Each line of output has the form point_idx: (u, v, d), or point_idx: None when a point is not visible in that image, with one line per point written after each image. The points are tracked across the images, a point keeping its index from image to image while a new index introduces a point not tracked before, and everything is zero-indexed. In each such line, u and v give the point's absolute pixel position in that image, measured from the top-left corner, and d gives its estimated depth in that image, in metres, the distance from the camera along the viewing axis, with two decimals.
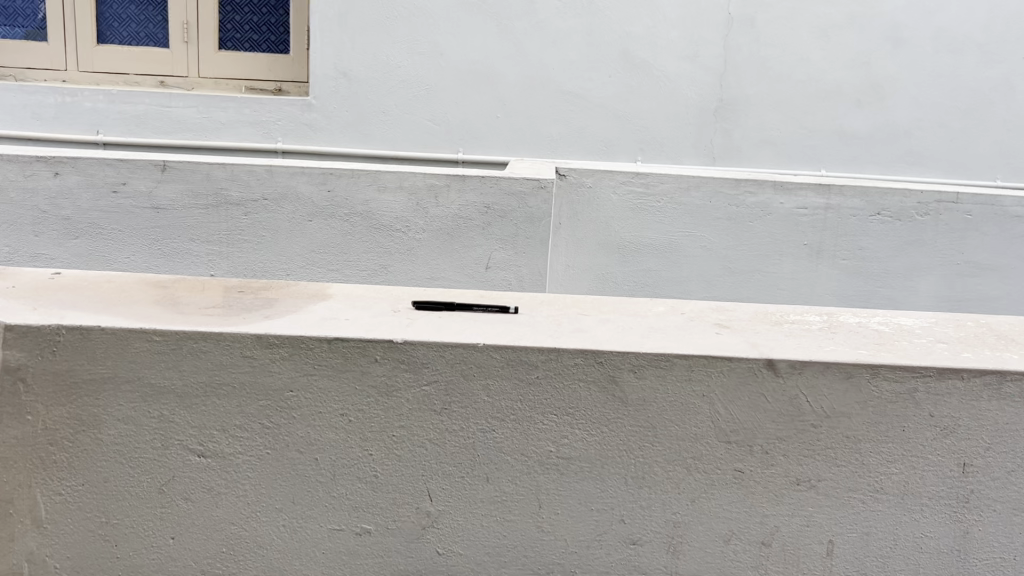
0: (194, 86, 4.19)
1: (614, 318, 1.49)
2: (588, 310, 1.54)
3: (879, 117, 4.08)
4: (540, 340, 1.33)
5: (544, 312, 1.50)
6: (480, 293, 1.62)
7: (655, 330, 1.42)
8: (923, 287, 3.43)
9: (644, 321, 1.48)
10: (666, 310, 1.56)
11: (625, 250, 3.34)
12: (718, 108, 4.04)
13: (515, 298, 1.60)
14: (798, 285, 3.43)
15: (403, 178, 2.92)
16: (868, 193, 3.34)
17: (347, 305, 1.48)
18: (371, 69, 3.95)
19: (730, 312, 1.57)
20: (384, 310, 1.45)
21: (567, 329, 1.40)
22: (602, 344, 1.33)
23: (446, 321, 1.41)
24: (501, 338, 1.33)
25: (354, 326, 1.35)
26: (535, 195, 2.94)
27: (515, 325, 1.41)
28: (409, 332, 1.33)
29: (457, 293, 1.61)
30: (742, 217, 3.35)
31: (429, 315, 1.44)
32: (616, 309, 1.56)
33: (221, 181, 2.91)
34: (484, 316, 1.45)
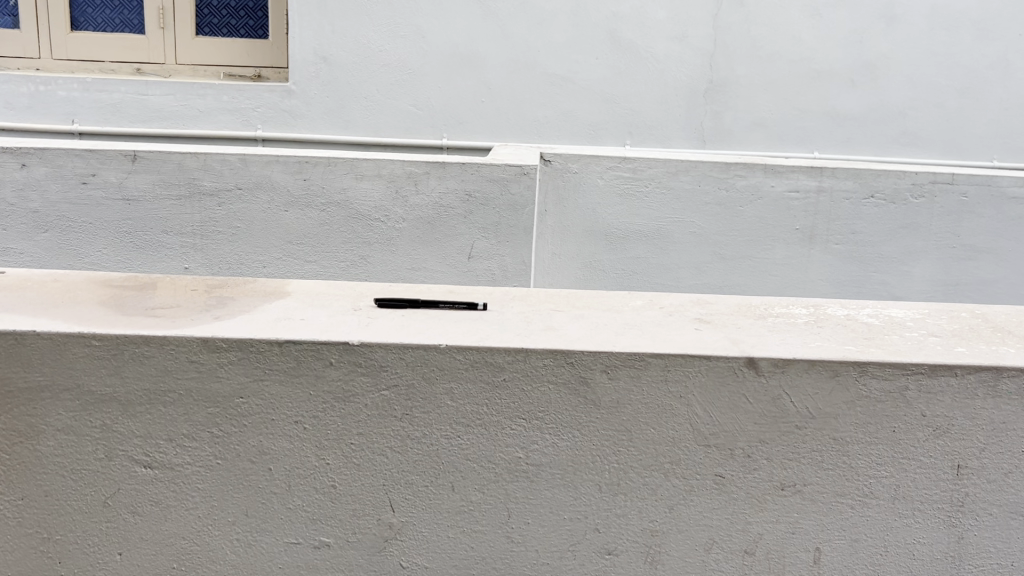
0: (172, 73, 4.09)
1: (590, 313, 1.41)
2: (564, 305, 1.46)
3: (873, 98, 3.99)
4: (509, 339, 1.25)
5: (517, 308, 1.43)
6: (451, 289, 1.54)
7: (633, 327, 1.34)
8: (918, 271, 3.35)
9: (623, 317, 1.40)
10: (644, 303, 1.49)
11: (612, 237, 3.28)
12: (708, 89, 3.94)
13: (487, 294, 1.53)
14: (791, 271, 3.35)
15: (380, 166, 2.83)
16: (861, 175, 3.26)
17: (304, 303, 1.40)
18: (352, 53, 3.85)
19: (712, 305, 1.50)
20: (344, 310, 1.37)
21: (539, 327, 1.32)
22: (574, 343, 1.25)
23: (409, 320, 1.33)
24: (468, 338, 1.25)
25: (310, 327, 1.27)
26: (517, 181, 2.85)
27: (483, 323, 1.33)
28: (368, 333, 1.25)
29: (426, 288, 1.53)
30: (731, 202, 3.27)
31: (393, 315, 1.36)
32: (594, 303, 1.48)
33: (193, 170, 2.82)
34: (450, 315, 1.37)
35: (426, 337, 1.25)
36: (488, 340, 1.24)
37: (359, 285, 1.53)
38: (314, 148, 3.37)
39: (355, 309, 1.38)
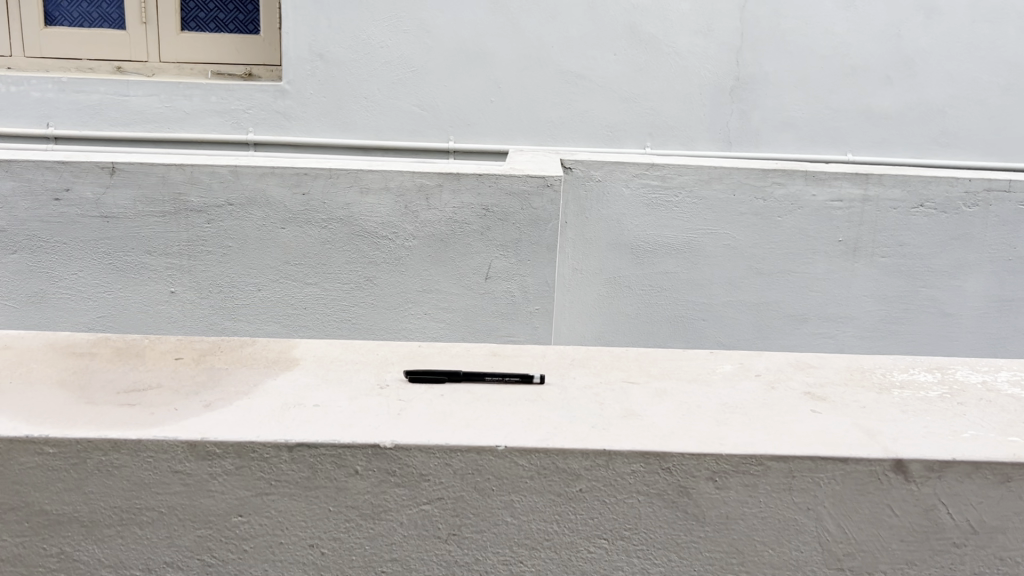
0: (156, 72, 3.77)
1: (674, 387, 1.13)
2: (638, 373, 1.18)
3: (910, 96, 3.71)
4: (584, 435, 0.97)
5: (582, 380, 1.15)
6: (496, 351, 1.26)
7: (729, 409, 1.07)
8: (970, 286, 3.09)
9: (715, 392, 1.12)
10: (733, 369, 1.21)
11: (638, 251, 3.02)
12: (734, 87, 3.66)
13: (540, 360, 1.24)
14: (832, 287, 3.09)
15: (388, 178, 2.55)
16: (910, 182, 2.98)
17: (319, 379, 1.12)
18: (350, 49, 3.55)
19: (817, 372, 1.23)
20: (367, 390, 1.09)
21: (617, 411, 1.04)
22: (668, 439, 0.97)
23: (451, 405, 1.05)
24: (531, 435, 0.97)
25: (327, 421, 0.99)
26: (540, 194, 2.57)
27: (546, 408, 1.05)
28: (401, 430, 0.97)
29: (465, 353, 1.25)
30: (769, 212, 3.01)
31: (428, 396, 1.08)
32: (673, 370, 1.20)
33: (178, 184, 2.53)
34: (500, 395, 1.09)
35: (477, 434, 0.97)
36: (558, 437, 0.97)
37: (382, 349, 1.26)
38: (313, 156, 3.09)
39: (380, 387, 1.11)
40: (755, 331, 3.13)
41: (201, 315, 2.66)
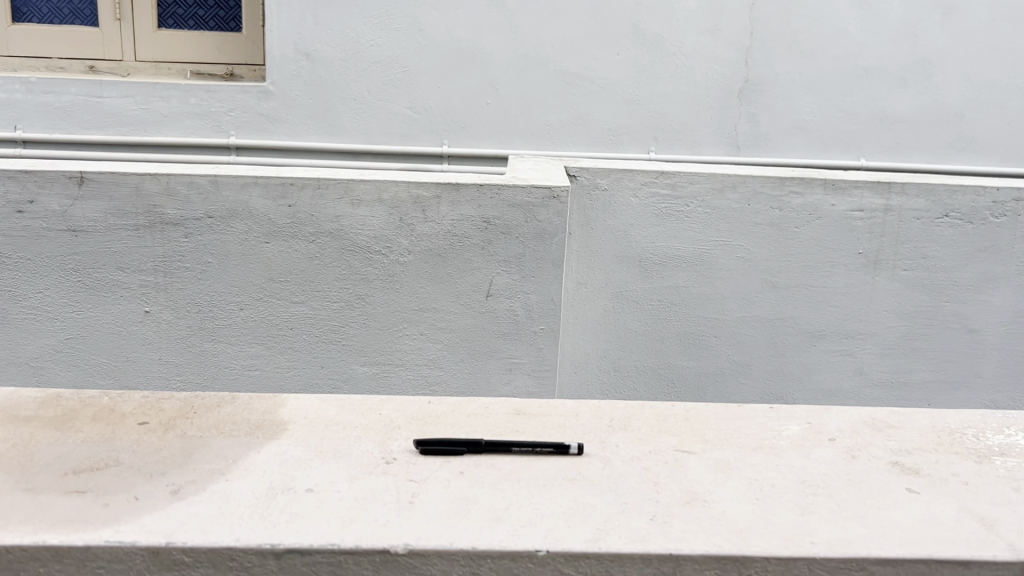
0: (131, 72, 3.56)
1: (732, 460, 1.16)
2: (689, 444, 1.21)
3: (926, 97, 3.53)
4: (644, 532, 0.98)
5: (629, 454, 1.18)
6: (518, 412, 1.30)
7: (809, 490, 1.08)
8: (996, 300, 2.94)
9: (773, 467, 1.15)
10: (801, 432, 1.25)
11: (647, 263, 2.86)
12: (743, 89, 3.48)
13: (565, 426, 1.26)
14: (852, 301, 2.93)
15: (382, 188, 2.36)
16: (934, 191, 2.82)
17: (314, 457, 1.13)
18: (338, 49, 3.35)
19: (899, 432, 1.27)
20: (366, 469, 1.11)
21: (675, 496, 1.06)
22: (731, 533, 0.98)
23: (473, 488, 1.07)
24: (576, 534, 0.98)
25: (318, 515, 0.99)
26: (545, 206, 2.39)
27: (598, 492, 1.07)
28: (404, 526, 0.98)
29: (488, 416, 1.29)
30: (785, 223, 2.84)
31: (452, 479, 1.09)
32: (727, 438, 1.23)
33: (152, 194, 2.33)
34: (542, 475, 1.11)
35: (512, 532, 0.98)
36: (616, 536, 0.97)
37: (389, 410, 1.29)
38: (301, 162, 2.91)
39: (376, 465, 1.12)
40: (770, 347, 2.96)
41: (178, 336, 2.46)
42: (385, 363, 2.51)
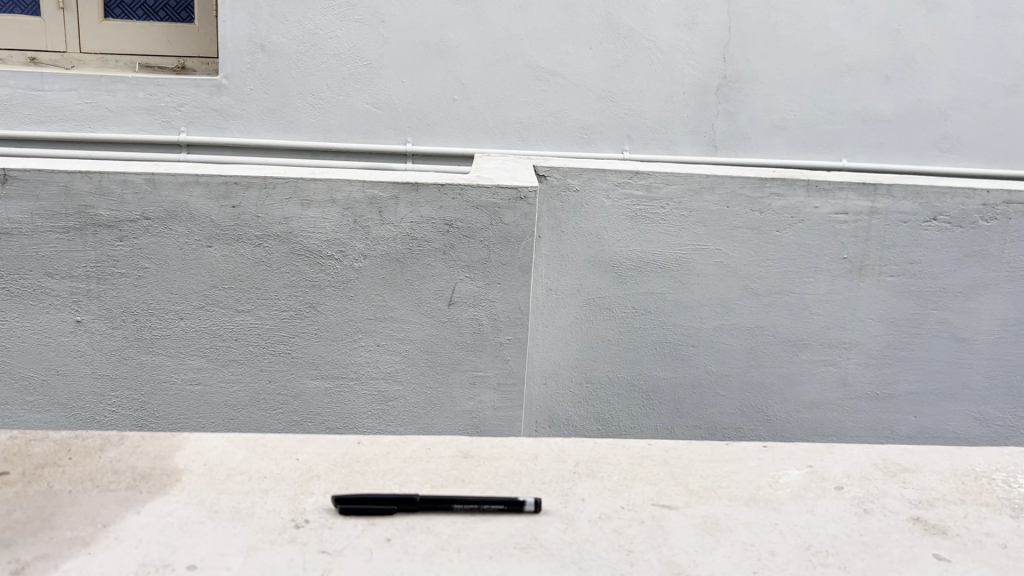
0: (76, 64, 3.36)
1: (723, 518, 1.13)
2: (669, 497, 1.18)
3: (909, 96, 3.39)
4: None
5: (598, 512, 1.13)
6: (464, 455, 1.26)
7: (812, 562, 1.04)
8: (985, 307, 2.81)
9: (770, 528, 1.11)
10: (804, 478, 1.24)
11: (621, 268, 2.70)
12: (721, 86, 3.32)
13: (518, 474, 1.22)
14: (836, 309, 2.78)
15: (335, 188, 2.17)
16: (922, 193, 2.68)
17: (212, 526, 1.08)
18: (296, 40, 3.16)
19: (917, 479, 1.28)
20: (267, 538, 1.05)
21: (652, 572, 1.01)
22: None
23: (389, 561, 1.01)
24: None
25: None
26: (512, 208, 2.21)
27: (560, 567, 1.01)
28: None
29: (430, 460, 1.23)
30: (765, 226, 2.69)
31: (374, 549, 1.03)
32: (713, 488, 1.20)
33: (82, 194, 2.12)
34: (489, 542, 1.06)
35: None
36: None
37: (307, 456, 1.25)
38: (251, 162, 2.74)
39: (279, 535, 1.07)
40: (749, 358, 2.81)
41: (114, 348, 2.26)
42: (339, 377, 2.33)
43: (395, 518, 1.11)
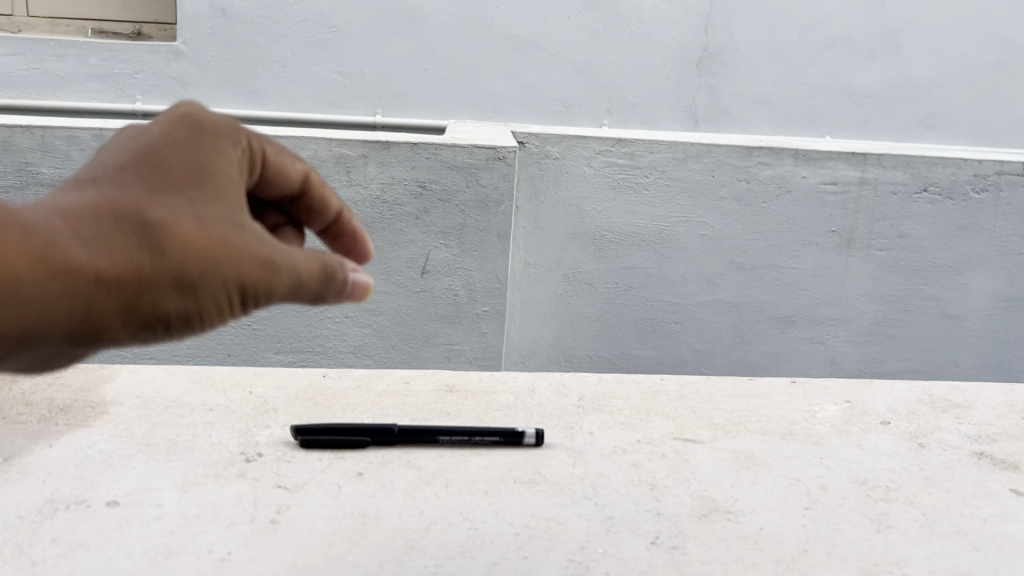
0: (23, 28, 3.19)
1: (758, 452, 0.96)
2: (691, 431, 1.01)
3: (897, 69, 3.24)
4: (675, 557, 0.75)
5: (611, 446, 0.96)
6: (449, 390, 1.09)
7: (871, 497, 0.88)
8: (976, 283, 2.73)
9: (815, 462, 0.94)
10: (843, 415, 1.08)
11: (602, 241, 2.59)
12: (702, 58, 3.15)
13: (513, 407, 1.04)
14: (824, 284, 2.69)
15: (297, 146, 2.01)
16: (913, 163, 2.58)
17: (148, 458, 0.90)
18: (256, 4, 2.98)
19: (969, 414, 1.13)
20: (211, 473, 0.87)
21: (684, 506, 0.84)
22: (779, 560, 0.76)
23: (358, 496, 0.84)
24: (549, 564, 0.74)
25: (112, 548, 0.74)
26: (489, 169, 2.08)
27: (572, 503, 0.84)
28: (247, 560, 0.73)
29: (410, 395, 1.07)
30: (752, 197, 2.58)
31: (342, 485, 0.86)
32: (741, 422, 1.03)
33: (24, 151, 1.97)
34: (482, 477, 0.88)
35: (433, 566, 0.73)
36: (640, 561, 0.75)
37: (264, 390, 1.08)
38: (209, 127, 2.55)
39: (227, 469, 0.88)
40: (734, 336, 2.73)
41: None
42: (303, 351, 2.20)
43: (371, 453, 0.93)
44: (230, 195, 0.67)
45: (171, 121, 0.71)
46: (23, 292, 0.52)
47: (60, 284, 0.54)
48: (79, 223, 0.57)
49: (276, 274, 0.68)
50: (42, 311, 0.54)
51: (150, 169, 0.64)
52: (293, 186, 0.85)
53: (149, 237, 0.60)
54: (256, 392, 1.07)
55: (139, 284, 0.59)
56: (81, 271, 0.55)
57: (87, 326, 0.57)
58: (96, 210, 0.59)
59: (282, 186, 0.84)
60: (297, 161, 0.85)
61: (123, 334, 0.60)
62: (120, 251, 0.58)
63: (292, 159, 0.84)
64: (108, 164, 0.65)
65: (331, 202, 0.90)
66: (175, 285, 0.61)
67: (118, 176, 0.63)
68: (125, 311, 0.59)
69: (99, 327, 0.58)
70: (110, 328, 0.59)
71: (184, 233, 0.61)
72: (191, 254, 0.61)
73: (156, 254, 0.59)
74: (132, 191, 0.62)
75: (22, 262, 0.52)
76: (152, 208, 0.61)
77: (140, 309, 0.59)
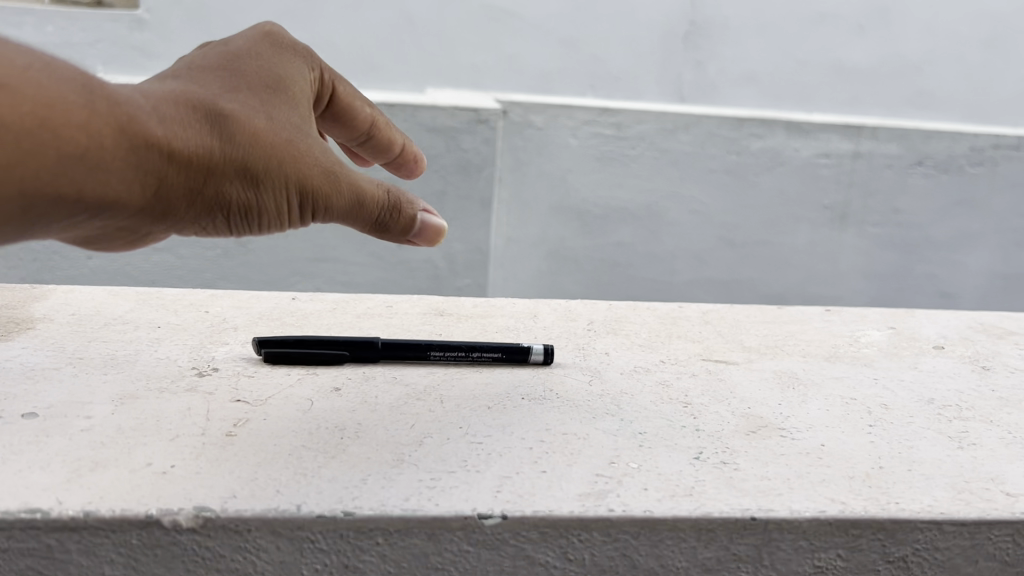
0: None
1: (803, 372, 0.81)
2: (721, 353, 0.86)
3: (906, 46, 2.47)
4: (725, 472, 0.59)
5: (631, 365, 0.81)
6: (438, 314, 0.95)
7: (944, 416, 0.72)
8: (972, 261, 2.69)
9: (869, 383, 0.79)
10: (890, 339, 0.92)
11: (587, 216, 2.48)
12: (688, 33, 2.38)
13: (515, 330, 0.91)
14: (816, 261, 2.63)
15: None
16: (908, 136, 2.51)
17: (76, 371, 0.72)
18: None
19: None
20: (153, 385, 0.70)
21: (727, 423, 0.68)
22: (851, 476, 0.60)
23: (335, 411, 0.67)
24: (573, 479, 0.57)
25: (20, 462, 0.56)
26: (470, 131, 1.98)
27: (593, 419, 0.68)
28: (196, 474, 0.55)
29: (394, 317, 0.93)
30: (744, 169, 2.50)
31: (315, 400, 0.69)
32: (777, 346, 0.89)
33: None
34: (484, 393, 0.72)
35: (428, 482, 0.56)
36: (686, 476, 0.59)
37: (222, 310, 0.92)
38: None
39: (174, 384, 0.71)
40: None
41: None
42: None
43: (349, 369, 0.77)
44: (300, 108, 0.65)
45: (248, 41, 0.68)
46: (103, 163, 0.49)
47: (139, 152, 0.51)
48: (158, 103, 0.54)
49: (341, 188, 0.64)
50: (117, 182, 0.50)
51: (226, 72, 0.62)
52: (359, 126, 0.83)
53: (220, 127, 0.57)
54: (211, 315, 0.91)
55: (208, 169, 0.56)
56: (158, 146, 0.52)
57: (157, 206, 0.54)
58: (174, 96, 0.56)
59: (347, 124, 0.82)
60: (368, 104, 0.83)
61: (185, 220, 0.57)
62: (194, 134, 0.55)
63: (362, 99, 0.82)
64: (187, 63, 0.63)
65: (396, 138, 0.86)
66: (239, 175, 0.58)
67: (196, 73, 0.61)
68: (191, 195, 0.55)
69: (165, 212, 0.55)
70: (175, 214, 0.56)
71: (254, 129, 0.59)
72: (259, 150, 0.59)
73: (227, 145, 0.57)
74: (208, 87, 0.59)
75: (108, 131, 0.49)
76: (227, 102, 0.58)
77: (205, 196, 0.56)
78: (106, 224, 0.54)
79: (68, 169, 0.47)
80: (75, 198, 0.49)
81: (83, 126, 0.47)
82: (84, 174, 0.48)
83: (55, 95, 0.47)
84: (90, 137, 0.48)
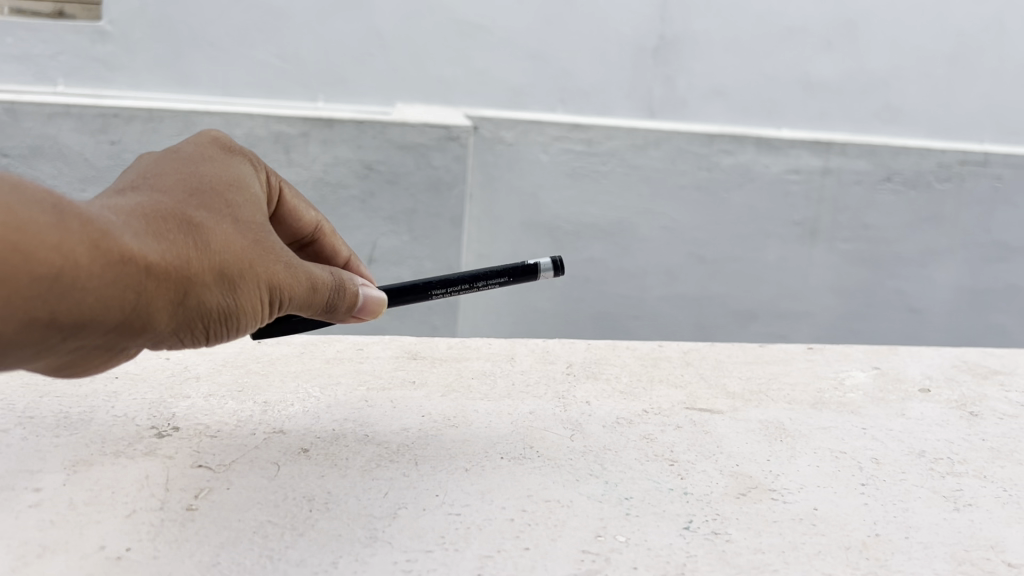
0: None
1: (790, 424, 0.79)
2: (706, 401, 0.84)
3: (872, 62, 2.51)
4: (717, 546, 0.58)
5: (612, 417, 0.79)
6: (411, 357, 0.92)
7: (936, 473, 0.71)
8: (941, 276, 2.66)
9: (858, 434, 0.78)
10: (876, 382, 0.91)
11: (557, 233, 2.45)
12: (658, 47, 2.41)
13: (491, 375, 0.88)
14: (786, 277, 2.61)
15: (235, 123, 1.89)
16: (878, 152, 2.51)
17: (32, 431, 0.69)
18: None
19: (1012, 381, 0.96)
20: (112, 448, 0.67)
21: (716, 485, 0.66)
22: (847, 547, 0.58)
23: (303, 477, 0.64)
24: (558, 557, 0.55)
25: None
26: (441, 149, 1.96)
27: (576, 482, 0.65)
28: (151, 560, 0.53)
29: (364, 363, 0.90)
30: (714, 185, 2.47)
31: (283, 464, 0.66)
32: (761, 392, 0.87)
33: None
34: (462, 452, 0.70)
35: (407, 565, 0.54)
36: (675, 551, 0.57)
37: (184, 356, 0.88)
38: (112, 140, 1.86)
39: (134, 446, 0.67)
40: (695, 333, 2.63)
41: None
42: None
43: (319, 423, 0.74)
44: (260, 208, 0.60)
45: (197, 145, 0.63)
46: (82, 284, 0.43)
47: (118, 268, 0.45)
48: (129, 218, 0.49)
49: (300, 278, 0.60)
50: (96, 302, 0.44)
51: (186, 177, 0.57)
52: (301, 230, 0.79)
53: (195, 235, 0.51)
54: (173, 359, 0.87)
55: (189, 278, 0.50)
56: (140, 261, 0.46)
57: (134, 324, 0.48)
58: (141, 207, 0.51)
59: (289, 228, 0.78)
60: (312, 207, 0.79)
61: (163, 336, 0.50)
62: (173, 244, 0.49)
63: (307, 203, 0.78)
64: (143, 172, 0.57)
65: (341, 249, 0.83)
66: (217, 281, 0.52)
67: (155, 182, 0.56)
68: (173, 309, 0.50)
69: (147, 330, 0.49)
70: (154, 331, 0.49)
71: (224, 235, 0.54)
72: (233, 255, 0.54)
73: (203, 253, 0.51)
74: (173, 194, 0.54)
75: (83, 248, 0.43)
76: (194, 211, 0.53)
77: (186, 308, 0.50)
78: (81, 350, 0.47)
79: (40, 292, 0.41)
80: (44, 322, 0.42)
81: (57, 246, 0.41)
82: (58, 296, 0.42)
83: (24, 216, 0.40)
84: (66, 257, 0.42)
